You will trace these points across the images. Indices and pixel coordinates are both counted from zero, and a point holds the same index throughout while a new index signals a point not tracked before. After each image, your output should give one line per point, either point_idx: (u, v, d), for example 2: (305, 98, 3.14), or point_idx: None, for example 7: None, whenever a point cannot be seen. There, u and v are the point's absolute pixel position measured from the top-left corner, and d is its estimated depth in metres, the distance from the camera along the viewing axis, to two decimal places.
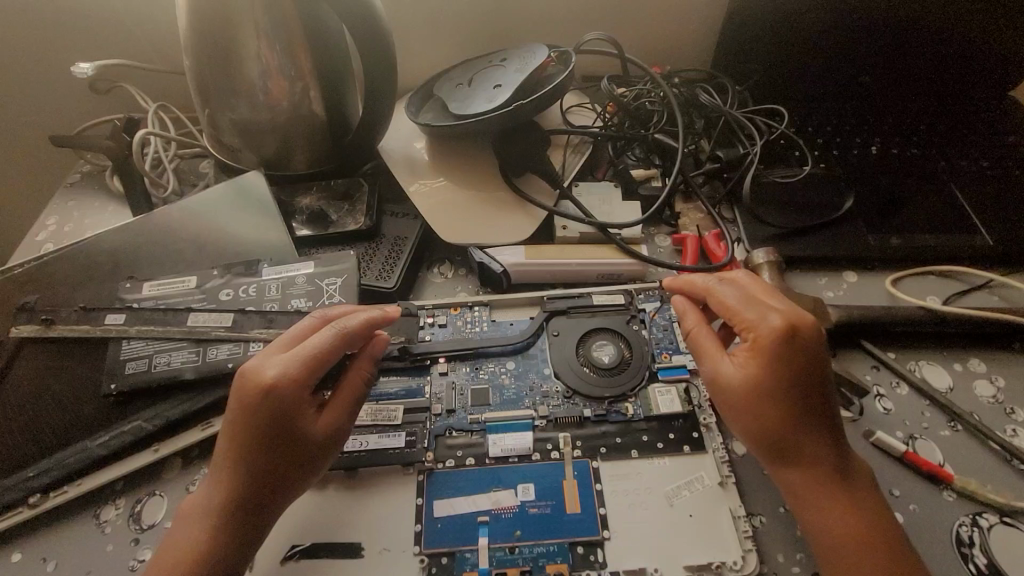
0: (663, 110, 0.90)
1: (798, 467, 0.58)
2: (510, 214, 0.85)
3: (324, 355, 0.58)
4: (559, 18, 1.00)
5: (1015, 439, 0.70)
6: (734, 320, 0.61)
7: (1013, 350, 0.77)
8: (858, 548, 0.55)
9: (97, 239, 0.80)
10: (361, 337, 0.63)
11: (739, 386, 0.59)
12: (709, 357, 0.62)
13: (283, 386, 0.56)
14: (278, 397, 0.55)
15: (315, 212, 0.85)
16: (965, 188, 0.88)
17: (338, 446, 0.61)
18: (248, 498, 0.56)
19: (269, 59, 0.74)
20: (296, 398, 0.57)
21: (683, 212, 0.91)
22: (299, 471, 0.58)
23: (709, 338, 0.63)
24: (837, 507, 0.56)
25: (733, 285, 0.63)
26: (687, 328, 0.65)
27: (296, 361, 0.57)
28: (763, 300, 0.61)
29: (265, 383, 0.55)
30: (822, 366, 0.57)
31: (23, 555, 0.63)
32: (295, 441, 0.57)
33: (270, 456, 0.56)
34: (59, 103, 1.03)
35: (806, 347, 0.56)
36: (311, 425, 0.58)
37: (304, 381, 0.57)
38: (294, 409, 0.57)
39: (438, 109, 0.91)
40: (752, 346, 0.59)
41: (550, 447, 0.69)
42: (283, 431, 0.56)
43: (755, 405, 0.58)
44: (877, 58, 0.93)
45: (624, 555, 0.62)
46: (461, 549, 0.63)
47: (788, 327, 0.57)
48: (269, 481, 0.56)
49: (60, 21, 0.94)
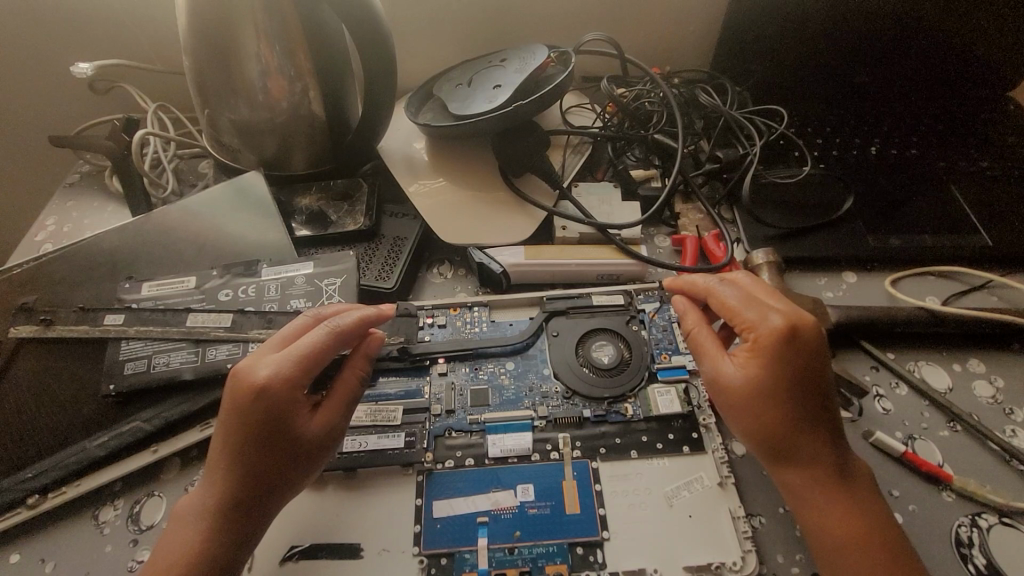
0: (663, 110, 0.90)
1: (797, 468, 0.58)
2: (510, 214, 0.85)
3: (318, 355, 0.58)
4: (558, 19, 1.00)
5: (1015, 440, 0.70)
6: (734, 321, 0.61)
7: (1013, 350, 0.77)
8: (857, 548, 0.55)
9: (96, 239, 0.80)
10: (357, 335, 0.63)
11: (737, 386, 0.59)
12: (709, 357, 0.62)
13: (280, 386, 0.56)
14: (274, 397, 0.55)
15: (314, 212, 0.85)
16: (964, 189, 0.88)
17: (335, 444, 0.61)
18: (245, 499, 0.56)
19: (269, 58, 0.74)
20: (292, 397, 0.57)
21: (683, 212, 0.91)
22: (296, 470, 0.58)
23: (710, 339, 0.63)
24: (837, 508, 0.56)
25: (732, 286, 0.63)
26: (686, 328, 0.65)
27: (290, 361, 0.57)
28: (761, 301, 0.61)
29: (261, 383, 0.55)
30: (821, 366, 0.57)
31: (22, 556, 0.63)
32: (292, 441, 0.57)
33: (267, 457, 0.56)
34: (56, 102, 1.03)
35: (803, 347, 0.56)
36: (308, 425, 0.58)
37: (298, 381, 0.57)
38: (289, 408, 0.57)
39: (438, 110, 0.91)
40: (752, 347, 0.58)
41: (550, 448, 0.69)
42: (280, 431, 0.56)
43: (754, 405, 0.58)
44: (878, 58, 0.93)
45: (624, 556, 0.62)
46: (460, 549, 0.63)
47: (788, 327, 0.57)
48: (267, 480, 0.56)
49: (59, 20, 0.94)
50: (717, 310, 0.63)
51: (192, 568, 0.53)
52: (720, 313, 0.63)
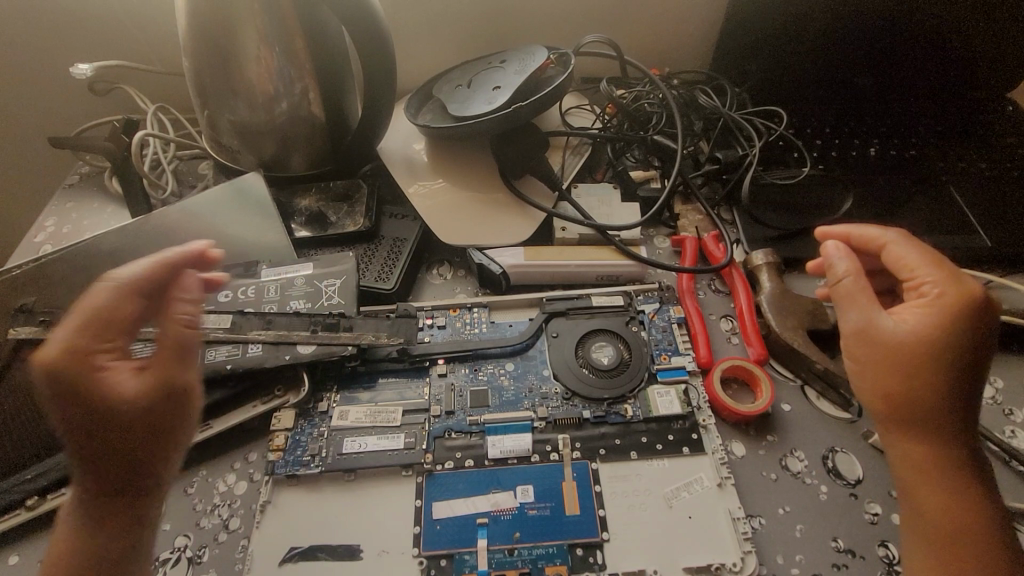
0: (662, 111, 0.90)
1: (931, 438, 0.55)
2: (510, 215, 0.85)
3: (105, 315, 0.49)
4: (557, 20, 1.00)
5: (1014, 440, 0.70)
6: (904, 275, 0.58)
7: (1013, 351, 0.77)
8: (955, 535, 0.53)
9: (94, 241, 0.80)
10: (161, 279, 0.52)
11: (895, 341, 0.55)
12: (860, 307, 0.57)
13: (68, 361, 0.47)
14: (61, 373, 0.47)
15: (314, 213, 0.85)
16: (963, 190, 0.88)
17: (180, 403, 0.53)
18: (104, 489, 0.51)
19: (269, 61, 0.74)
20: (87, 370, 0.48)
21: (682, 212, 0.91)
22: (142, 444, 0.51)
23: (868, 288, 0.57)
24: (945, 489, 0.54)
25: (912, 244, 0.59)
26: (837, 273, 0.58)
27: (72, 331, 0.48)
28: (945, 266, 0.56)
29: (46, 362, 0.47)
30: (981, 348, 0.54)
31: (21, 557, 0.63)
32: (110, 417, 0.49)
33: (100, 441, 0.50)
34: (55, 104, 1.03)
35: (979, 319, 0.54)
36: (123, 386, 0.49)
37: (92, 351, 0.48)
38: (89, 383, 0.48)
39: (438, 111, 0.90)
40: (926, 305, 0.55)
41: (550, 449, 0.69)
42: (91, 407, 0.48)
43: (899, 365, 0.55)
44: (874, 58, 0.93)
45: (624, 557, 0.62)
46: (460, 550, 0.63)
47: (978, 296, 0.54)
48: (113, 461, 0.50)
49: (59, 22, 0.94)
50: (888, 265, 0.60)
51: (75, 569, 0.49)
52: (893, 267, 0.59)
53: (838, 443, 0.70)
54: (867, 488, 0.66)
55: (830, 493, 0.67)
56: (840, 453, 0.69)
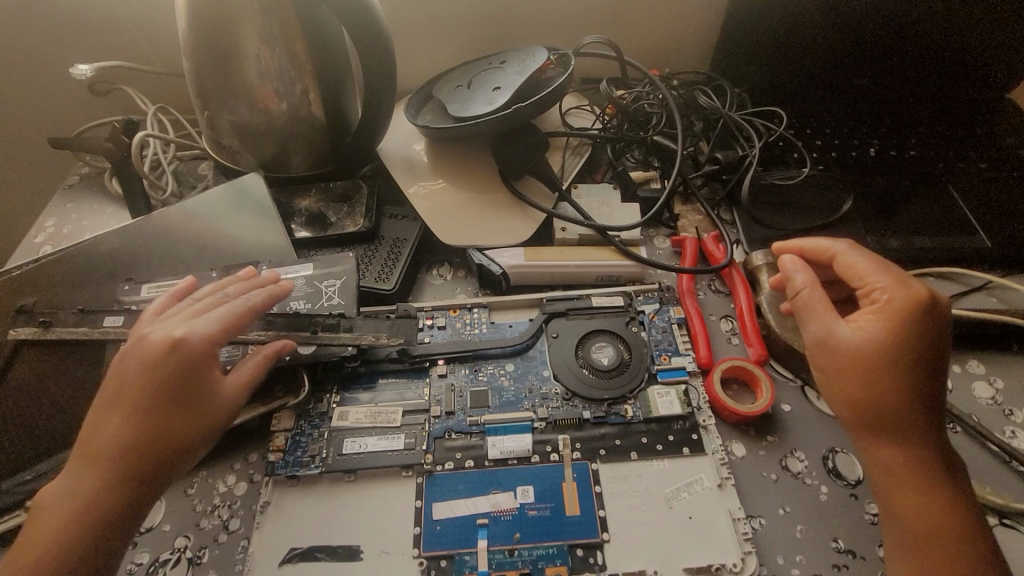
0: (662, 112, 0.90)
1: (900, 443, 0.55)
2: (509, 215, 0.85)
3: (238, 322, 0.60)
4: (557, 21, 1.00)
5: (1014, 441, 0.70)
6: (857, 284, 0.60)
7: (1012, 351, 0.77)
8: (937, 538, 0.52)
9: (95, 241, 0.80)
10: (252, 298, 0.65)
11: (854, 349, 0.55)
12: (819, 318, 0.58)
13: (197, 343, 0.56)
14: (187, 354, 0.55)
15: (314, 214, 0.85)
16: (963, 189, 0.88)
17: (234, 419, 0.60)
18: (152, 475, 0.54)
19: (269, 61, 0.74)
20: (204, 357, 0.57)
21: (682, 213, 0.91)
22: (200, 445, 0.57)
23: (825, 298, 0.58)
24: (919, 492, 0.54)
25: (861, 252, 0.61)
26: (796, 285, 0.60)
27: (215, 323, 0.58)
28: (892, 271, 0.59)
29: (181, 338, 0.56)
30: (938, 347, 0.55)
31: None
32: (196, 406, 0.56)
33: (172, 426, 0.55)
34: (55, 105, 1.03)
35: (931, 320, 0.55)
36: (219, 396, 0.58)
37: (216, 342, 0.58)
38: (200, 371, 0.56)
39: (438, 111, 0.90)
40: (882, 309, 0.56)
41: (550, 450, 0.69)
42: (191, 391, 0.56)
43: (866, 372, 0.55)
44: (872, 59, 0.92)
45: (624, 558, 0.62)
46: (460, 551, 0.63)
47: (926, 296, 0.56)
48: (173, 449, 0.55)
49: (60, 23, 0.94)
50: (841, 275, 0.62)
51: (75, 535, 0.51)
52: (845, 276, 0.61)
53: (838, 443, 0.70)
54: (867, 488, 0.66)
55: (830, 493, 0.67)
56: (840, 453, 0.69)
